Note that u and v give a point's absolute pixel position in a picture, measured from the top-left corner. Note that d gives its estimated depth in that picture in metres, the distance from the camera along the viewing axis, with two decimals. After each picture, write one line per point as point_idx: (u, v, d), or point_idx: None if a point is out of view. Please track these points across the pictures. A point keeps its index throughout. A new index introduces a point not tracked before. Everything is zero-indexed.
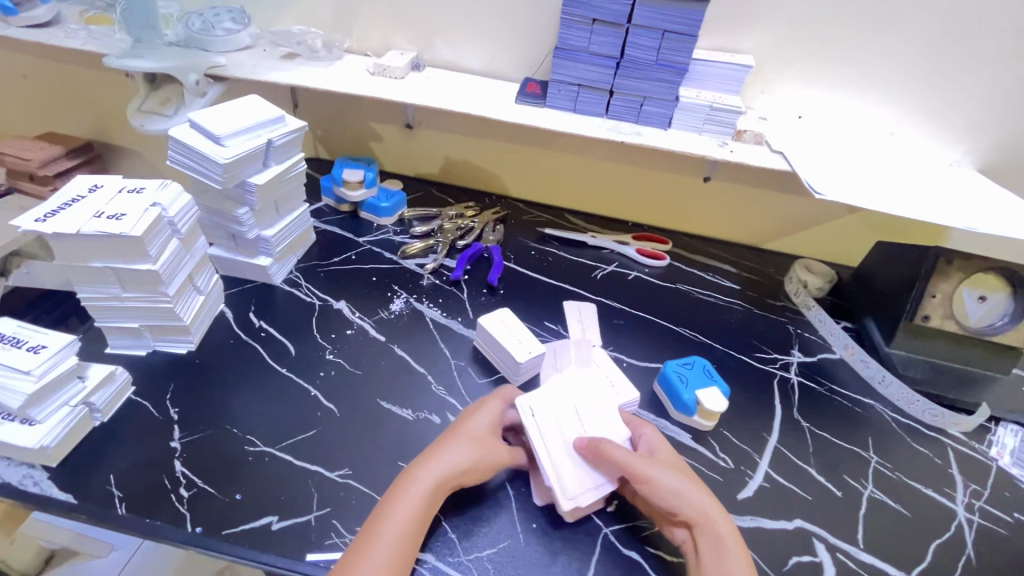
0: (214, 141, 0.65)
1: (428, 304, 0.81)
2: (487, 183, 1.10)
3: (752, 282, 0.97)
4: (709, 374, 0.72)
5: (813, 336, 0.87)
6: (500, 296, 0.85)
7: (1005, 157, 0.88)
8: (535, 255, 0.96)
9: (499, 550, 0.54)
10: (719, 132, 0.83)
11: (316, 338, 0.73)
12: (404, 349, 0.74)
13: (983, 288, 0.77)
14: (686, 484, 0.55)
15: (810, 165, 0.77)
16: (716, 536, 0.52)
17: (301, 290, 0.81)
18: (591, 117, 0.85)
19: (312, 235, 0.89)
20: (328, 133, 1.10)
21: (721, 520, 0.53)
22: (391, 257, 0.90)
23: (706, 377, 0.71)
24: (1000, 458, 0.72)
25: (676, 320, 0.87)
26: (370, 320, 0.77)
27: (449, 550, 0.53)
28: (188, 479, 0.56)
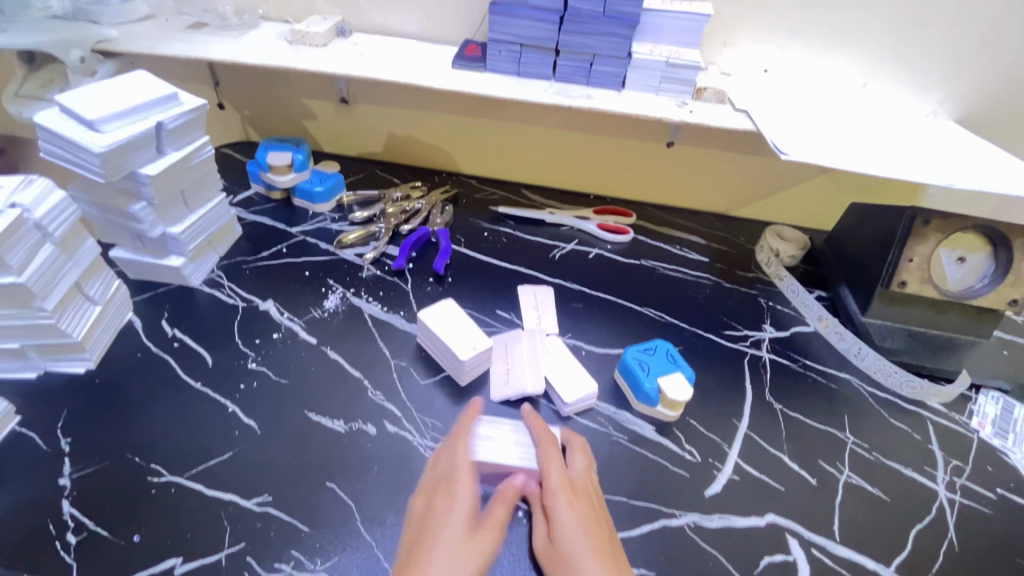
0: (89, 127, 0.56)
1: (367, 298, 0.74)
2: (436, 160, 1.01)
3: (721, 254, 0.91)
4: (673, 359, 0.66)
5: (786, 309, 0.82)
6: (448, 284, 0.78)
7: (982, 106, 0.82)
8: (488, 237, 0.88)
9: None
10: (679, 91, 0.75)
11: (238, 346, 0.65)
12: (339, 352, 0.66)
13: (961, 249, 0.72)
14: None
15: (777, 123, 0.70)
16: None
17: (222, 291, 0.72)
18: (537, 80, 0.76)
19: (237, 228, 0.80)
20: (258, 113, 1.00)
21: None
22: (327, 248, 0.81)
23: (670, 363, 0.65)
24: (982, 429, 0.68)
25: (640, 300, 0.81)
26: (300, 320, 0.70)
27: None
28: (77, 522, 0.49)
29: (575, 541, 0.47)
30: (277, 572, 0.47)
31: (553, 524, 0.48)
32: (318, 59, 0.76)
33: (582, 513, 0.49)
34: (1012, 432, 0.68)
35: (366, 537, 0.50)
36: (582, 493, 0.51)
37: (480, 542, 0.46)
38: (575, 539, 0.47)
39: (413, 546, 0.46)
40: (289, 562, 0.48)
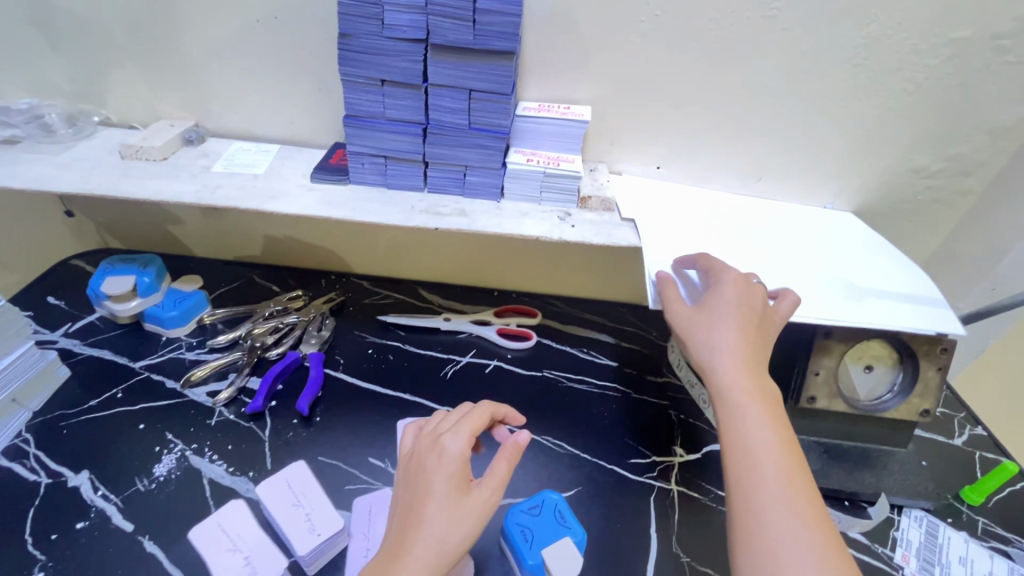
0: None
1: (211, 455, 0.63)
2: (323, 261, 0.92)
3: (631, 355, 0.85)
4: (561, 518, 0.58)
5: (698, 422, 0.75)
6: (315, 426, 0.67)
7: (873, 197, 0.80)
8: (372, 355, 0.78)
9: None
10: (561, 201, 0.69)
11: (25, 547, 0.53)
12: (161, 542, 0.54)
13: (868, 358, 0.68)
14: (786, 518, 0.42)
15: (661, 237, 0.66)
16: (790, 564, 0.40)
17: (25, 463, 0.60)
18: (407, 192, 0.69)
19: (62, 370, 0.68)
20: (114, 219, 0.88)
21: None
22: (174, 386, 0.70)
23: (557, 524, 0.57)
24: (906, 564, 0.61)
25: (539, 424, 0.73)
26: (118, 498, 0.58)
27: None
28: None
29: (769, 450, 0.46)
30: None
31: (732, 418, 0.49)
32: (150, 176, 0.66)
33: (746, 358, 0.52)
34: (937, 566, 0.62)
35: None
36: (750, 361, 0.52)
37: (446, 466, 0.48)
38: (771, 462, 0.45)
39: (417, 470, 0.49)
40: None
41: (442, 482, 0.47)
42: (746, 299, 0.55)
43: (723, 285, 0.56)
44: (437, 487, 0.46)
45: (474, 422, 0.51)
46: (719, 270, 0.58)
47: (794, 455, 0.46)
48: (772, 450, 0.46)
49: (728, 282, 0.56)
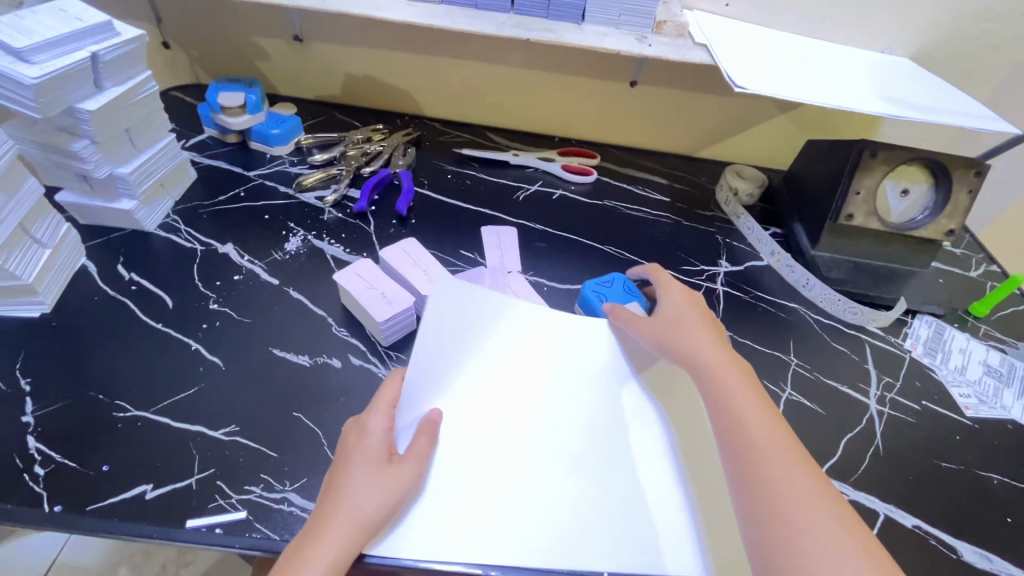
0: (17, 57, 0.52)
1: (330, 240, 0.74)
2: (398, 102, 0.99)
3: (682, 193, 0.93)
4: (630, 289, 0.69)
5: (741, 245, 0.85)
6: (411, 226, 0.78)
7: (932, 41, 0.84)
8: (451, 179, 0.87)
9: None
10: (638, 25, 0.74)
11: (197, 288, 0.65)
12: (303, 292, 0.66)
13: (905, 181, 0.76)
14: (794, 496, 0.42)
15: (734, 58, 0.71)
16: (777, 504, 0.42)
17: (179, 235, 0.71)
18: (495, 12, 0.74)
19: (191, 171, 0.78)
20: (206, 53, 0.95)
21: (805, 526, 0.40)
22: (286, 191, 0.80)
23: (626, 293, 0.68)
24: (914, 349, 0.73)
25: (600, 237, 0.82)
26: (261, 262, 0.69)
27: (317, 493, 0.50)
28: (43, 456, 0.49)
29: (759, 419, 0.47)
30: (247, 493, 0.49)
31: (725, 396, 0.50)
32: None
33: (719, 355, 0.54)
34: (940, 352, 0.73)
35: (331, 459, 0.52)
36: (726, 355, 0.54)
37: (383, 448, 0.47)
38: (753, 409, 0.48)
39: (343, 464, 0.46)
40: (258, 484, 0.50)
41: (372, 467, 0.45)
42: (692, 300, 0.61)
43: (671, 291, 0.62)
44: (363, 469, 0.45)
45: (391, 398, 0.50)
46: (666, 283, 0.64)
47: (785, 439, 0.46)
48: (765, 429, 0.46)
49: (676, 290, 0.62)
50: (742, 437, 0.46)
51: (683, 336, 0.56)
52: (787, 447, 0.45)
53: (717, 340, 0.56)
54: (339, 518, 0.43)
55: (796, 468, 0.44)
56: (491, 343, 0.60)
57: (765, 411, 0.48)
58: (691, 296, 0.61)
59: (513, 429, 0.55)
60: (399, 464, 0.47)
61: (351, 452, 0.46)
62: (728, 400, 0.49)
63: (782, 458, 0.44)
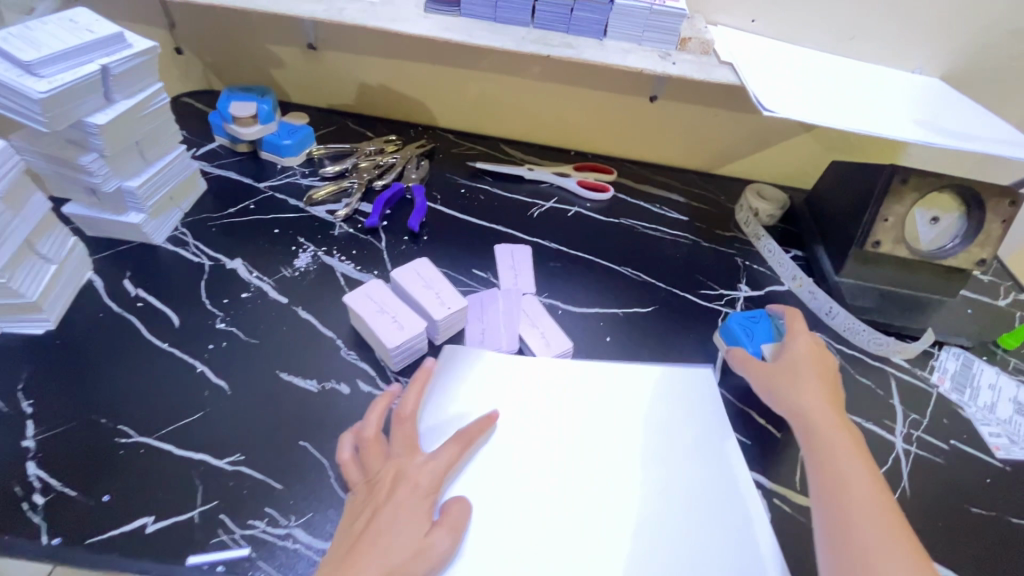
0: (26, 70, 0.51)
1: (340, 257, 0.72)
2: (412, 112, 0.97)
3: (701, 213, 0.90)
4: (754, 322, 0.67)
5: (761, 268, 0.82)
6: (423, 243, 0.76)
7: (967, 61, 0.81)
8: (465, 194, 0.85)
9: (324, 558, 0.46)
10: (661, 42, 0.72)
11: (205, 305, 0.63)
12: (312, 312, 0.65)
13: (936, 209, 0.73)
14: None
15: (761, 79, 0.69)
16: None
17: (187, 248, 0.69)
18: (514, 26, 0.72)
19: (201, 182, 0.76)
20: (219, 59, 0.94)
21: None
22: (296, 204, 0.78)
23: (751, 326, 0.67)
24: (941, 384, 0.70)
25: (617, 258, 0.80)
26: (270, 279, 0.67)
27: (321, 529, 0.48)
28: (44, 483, 0.48)
29: (870, 497, 0.45)
30: (251, 529, 0.47)
31: (833, 465, 0.47)
32: None
33: (834, 418, 0.52)
34: (969, 388, 0.70)
35: (339, 493, 0.50)
36: (840, 418, 0.52)
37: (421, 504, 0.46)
38: (863, 483, 0.46)
39: (376, 509, 0.46)
40: (263, 519, 0.48)
41: (407, 520, 0.45)
42: (818, 355, 0.59)
43: (800, 339, 0.60)
44: (397, 518, 0.45)
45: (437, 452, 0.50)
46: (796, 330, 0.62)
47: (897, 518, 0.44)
48: (880, 504, 0.44)
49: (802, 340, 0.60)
50: (847, 499, 0.45)
51: (790, 390, 0.55)
52: (892, 527, 0.43)
53: (830, 394, 0.55)
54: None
55: (899, 537, 0.42)
56: (509, 398, 0.57)
57: (877, 487, 0.46)
58: (814, 344, 0.60)
59: (538, 489, 0.52)
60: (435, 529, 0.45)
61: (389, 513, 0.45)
62: (835, 469, 0.47)
63: (897, 546, 0.42)
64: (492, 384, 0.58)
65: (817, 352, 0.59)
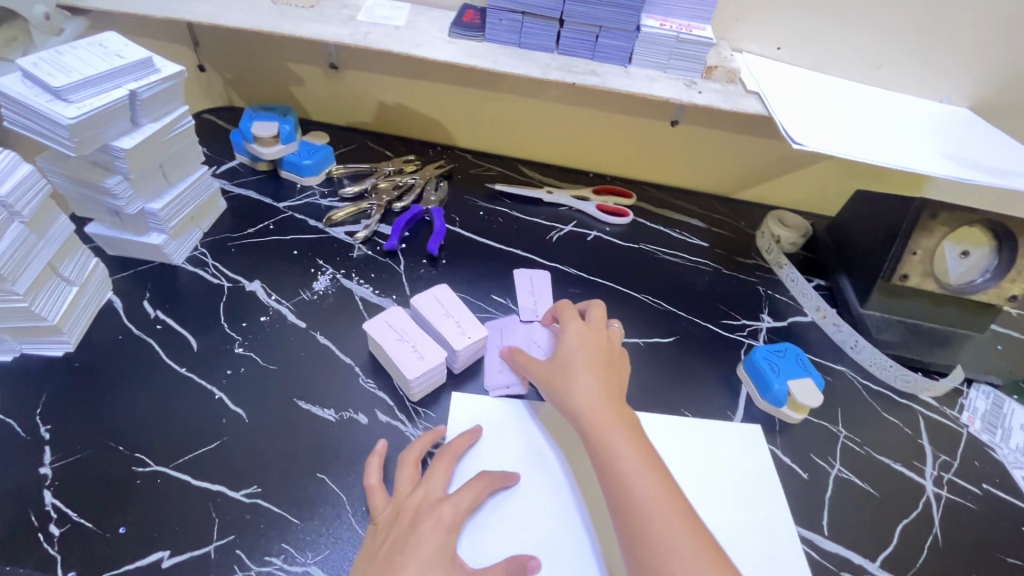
0: (55, 96, 0.51)
1: (358, 280, 0.71)
2: (430, 132, 0.97)
3: (721, 239, 0.89)
4: (803, 364, 0.66)
5: (784, 297, 0.81)
6: (441, 267, 0.75)
7: (997, 92, 0.79)
8: (483, 216, 0.85)
9: None
10: (687, 69, 0.71)
11: (223, 329, 0.63)
12: (330, 337, 0.64)
13: (966, 243, 0.71)
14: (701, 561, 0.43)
15: (788, 109, 0.68)
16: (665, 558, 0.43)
17: (207, 269, 0.69)
18: (539, 52, 0.72)
19: (221, 202, 0.76)
20: (242, 77, 0.94)
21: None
22: (315, 225, 0.78)
23: (800, 367, 0.66)
24: (971, 424, 0.68)
25: (636, 284, 0.79)
26: (288, 302, 0.67)
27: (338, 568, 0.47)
28: (60, 513, 0.47)
29: (640, 482, 0.47)
30: (267, 565, 0.46)
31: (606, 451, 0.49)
32: (305, 21, 0.71)
33: (601, 402, 0.53)
34: (1000, 428, 0.68)
35: (356, 529, 0.49)
36: (611, 401, 0.53)
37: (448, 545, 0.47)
38: (629, 466, 0.48)
39: (401, 541, 0.46)
40: (279, 555, 0.47)
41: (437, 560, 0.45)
42: (589, 338, 0.59)
43: (570, 330, 0.59)
44: (425, 555, 0.45)
45: (474, 487, 0.51)
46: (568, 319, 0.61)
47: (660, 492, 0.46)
48: (652, 479, 0.47)
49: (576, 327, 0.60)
50: (620, 496, 0.46)
51: (567, 381, 0.54)
52: (672, 503, 0.46)
53: (607, 389, 0.54)
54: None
55: (679, 531, 0.44)
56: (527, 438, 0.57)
57: (648, 471, 0.48)
58: (591, 338, 0.59)
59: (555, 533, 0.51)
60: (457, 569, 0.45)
61: (414, 548, 0.45)
62: (607, 453, 0.49)
63: (676, 523, 0.44)
64: (515, 430, 0.58)
65: (605, 342, 0.59)
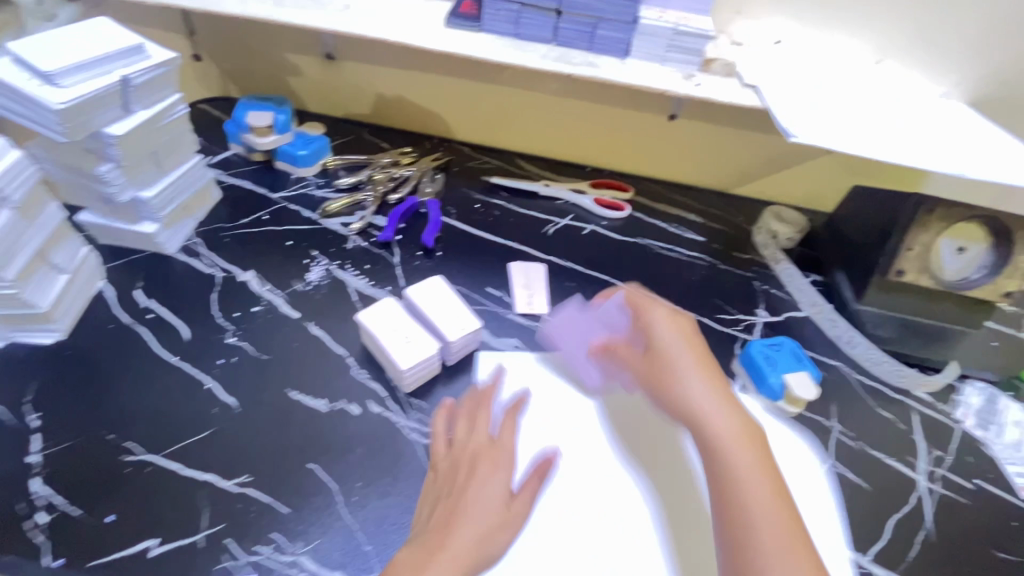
0: (46, 81, 0.51)
1: (353, 271, 0.71)
2: (427, 124, 0.97)
3: (718, 234, 0.89)
4: (798, 357, 0.67)
5: (780, 293, 0.81)
6: (437, 259, 0.75)
7: (996, 89, 0.79)
8: (479, 209, 0.85)
9: None
10: (684, 62, 0.71)
11: (216, 318, 0.63)
12: (324, 327, 0.64)
13: (963, 238, 0.70)
14: None
15: (785, 102, 0.68)
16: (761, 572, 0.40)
17: (200, 259, 0.69)
18: (536, 43, 0.71)
19: (216, 192, 0.76)
20: (237, 67, 0.94)
21: None
22: (310, 216, 0.78)
23: (795, 361, 0.66)
24: (965, 420, 0.68)
25: (632, 278, 0.79)
26: (282, 293, 0.67)
27: (328, 554, 0.47)
28: (48, 501, 0.47)
29: (754, 479, 0.44)
30: (256, 554, 0.46)
31: (717, 446, 0.46)
32: (300, 10, 0.71)
33: (719, 394, 0.49)
34: (994, 424, 0.68)
35: (347, 520, 0.49)
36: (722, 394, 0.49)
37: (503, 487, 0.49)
38: (744, 468, 0.45)
39: (459, 493, 0.47)
40: (269, 544, 0.47)
41: (494, 508, 0.47)
42: (680, 328, 0.54)
43: (658, 316, 0.55)
44: (484, 505, 0.47)
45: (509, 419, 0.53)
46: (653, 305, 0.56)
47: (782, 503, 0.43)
48: (769, 486, 0.44)
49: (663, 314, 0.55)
50: (729, 489, 0.44)
51: (678, 389, 0.50)
52: (777, 516, 0.42)
53: (724, 391, 0.49)
54: (455, 554, 0.43)
55: (790, 549, 0.41)
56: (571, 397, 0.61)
57: (761, 473, 0.44)
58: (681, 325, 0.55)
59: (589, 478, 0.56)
60: (514, 507, 0.48)
61: (478, 490, 0.47)
62: (714, 448, 0.46)
63: (781, 539, 0.41)
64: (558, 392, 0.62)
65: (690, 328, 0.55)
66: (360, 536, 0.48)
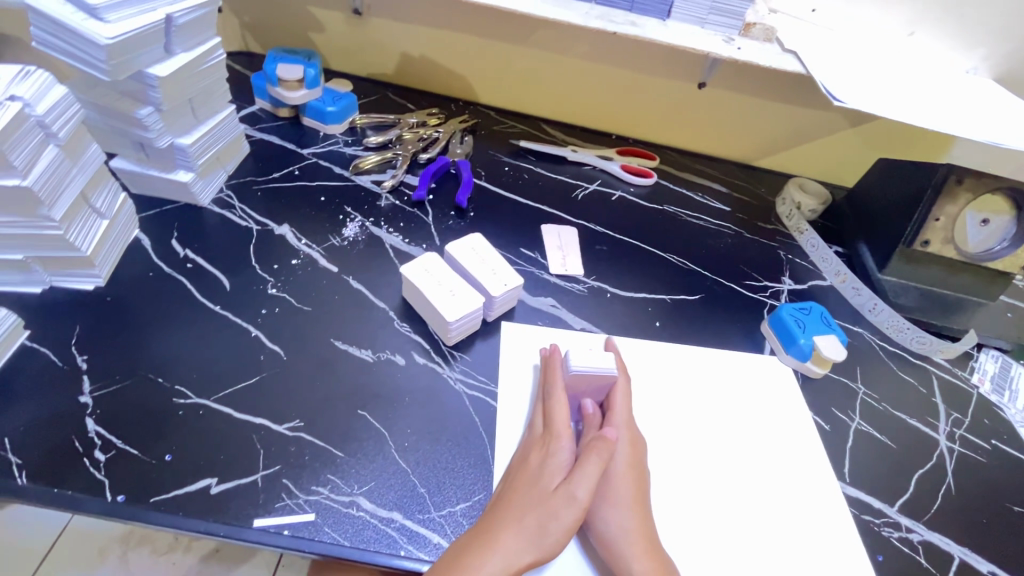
0: (89, 15, 0.49)
1: (388, 228, 0.71)
2: (452, 86, 0.95)
3: (742, 204, 0.90)
4: (827, 322, 0.68)
5: (803, 262, 0.82)
6: (469, 219, 0.75)
7: None
8: (508, 172, 0.84)
9: (388, 529, 0.46)
10: (724, 25, 0.71)
11: (254, 270, 0.62)
12: (363, 282, 0.64)
13: (987, 211, 0.72)
14: None
15: (825, 68, 0.68)
16: None
17: (233, 212, 0.68)
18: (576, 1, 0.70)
19: (244, 145, 0.74)
20: (259, 22, 0.91)
21: None
22: (341, 173, 0.77)
23: (824, 325, 0.67)
24: (981, 385, 0.71)
25: (661, 244, 0.80)
26: (319, 247, 0.66)
27: (384, 493, 0.48)
28: (104, 440, 0.47)
29: None
30: (314, 494, 0.47)
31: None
32: None
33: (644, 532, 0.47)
34: (1007, 389, 0.71)
35: (401, 465, 0.50)
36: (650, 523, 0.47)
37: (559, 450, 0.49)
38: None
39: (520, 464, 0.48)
40: (325, 485, 0.48)
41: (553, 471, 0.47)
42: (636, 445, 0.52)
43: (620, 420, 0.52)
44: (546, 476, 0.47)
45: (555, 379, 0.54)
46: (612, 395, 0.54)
47: None
48: None
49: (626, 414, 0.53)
50: None
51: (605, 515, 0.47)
52: None
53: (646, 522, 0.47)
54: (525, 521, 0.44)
55: None
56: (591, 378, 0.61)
57: None
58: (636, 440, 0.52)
59: None
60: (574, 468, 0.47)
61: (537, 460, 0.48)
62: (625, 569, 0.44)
63: None
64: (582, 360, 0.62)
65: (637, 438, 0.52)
66: (415, 479, 0.49)
